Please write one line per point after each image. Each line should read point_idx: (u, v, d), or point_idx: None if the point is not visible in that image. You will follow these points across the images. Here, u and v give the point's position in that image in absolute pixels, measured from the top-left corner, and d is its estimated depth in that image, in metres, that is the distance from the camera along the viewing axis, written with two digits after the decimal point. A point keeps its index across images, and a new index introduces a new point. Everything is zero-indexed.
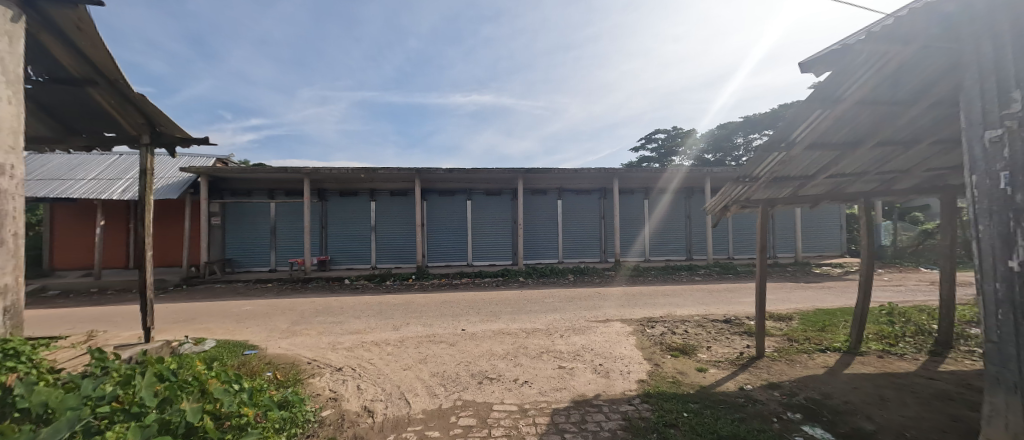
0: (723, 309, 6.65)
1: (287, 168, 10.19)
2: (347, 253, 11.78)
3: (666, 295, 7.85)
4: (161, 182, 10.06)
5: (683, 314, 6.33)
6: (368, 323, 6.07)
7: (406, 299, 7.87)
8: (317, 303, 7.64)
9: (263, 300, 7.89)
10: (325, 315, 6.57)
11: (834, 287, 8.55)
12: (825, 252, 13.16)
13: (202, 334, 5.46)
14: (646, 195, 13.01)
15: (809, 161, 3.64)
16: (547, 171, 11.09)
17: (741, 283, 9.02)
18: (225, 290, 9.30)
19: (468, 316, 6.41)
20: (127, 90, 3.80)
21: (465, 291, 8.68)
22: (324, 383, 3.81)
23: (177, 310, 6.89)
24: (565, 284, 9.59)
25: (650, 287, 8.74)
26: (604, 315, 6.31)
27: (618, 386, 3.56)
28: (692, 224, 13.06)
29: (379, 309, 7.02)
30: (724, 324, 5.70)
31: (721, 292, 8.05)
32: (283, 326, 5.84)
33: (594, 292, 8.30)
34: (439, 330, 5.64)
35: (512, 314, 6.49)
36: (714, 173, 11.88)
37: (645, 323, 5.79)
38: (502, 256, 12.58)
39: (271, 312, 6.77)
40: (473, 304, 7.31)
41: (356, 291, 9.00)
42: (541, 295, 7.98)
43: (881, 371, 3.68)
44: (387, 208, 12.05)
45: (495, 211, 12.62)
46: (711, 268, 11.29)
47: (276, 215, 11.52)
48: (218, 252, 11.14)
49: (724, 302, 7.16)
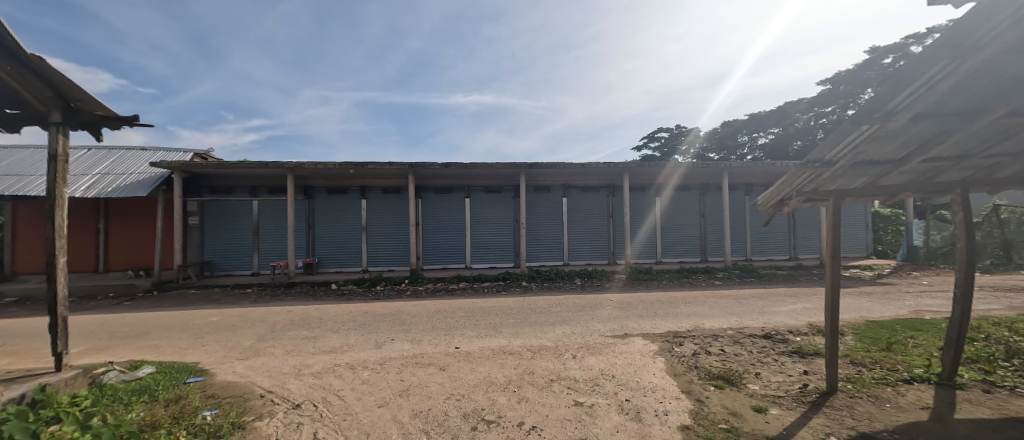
0: (758, 321, 5.77)
1: (268, 163, 9.32)
2: (336, 255, 10.92)
3: (687, 302, 6.97)
4: (131, 179, 9.20)
5: (713, 327, 5.46)
6: (346, 338, 5.21)
7: (395, 308, 7.01)
8: (295, 312, 6.79)
9: (235, 310, 7.02)
10: (300, 328, 5.72)
11: (876, 293, 7.65)
12: (850, 253, 12.27)
13: (147, 354, 4.59)
14: (657, 192, 12.12)
15: (905, 138, 2.76)
16: (552, 166, 10.20)
17: (768, 289, 8.13)
18: (198, 296, 8.45)
19: (464, 329, 5.54)
20: (24, 52, 2.95)
21: (462, 298, 7.82)
22: (272, 428, 2.93)
23: (132, 323, 6.04)
24: (573, 289, 8.71)
25: (668, 294, 7.85)
26: (621, 329, 5.44)
27: (656, 437, 2.69)
28: (706, 223, 12.18)
29: (363, 320, 6.15)
30: (766, 341, 4.82)
31: (748, 300, 7.16)
32: (245, 343, 4.97)
33: (605, 299, 7.42)
34: (428, 349, 4.76)
35: (514, 327, 5.62)
36: (732, 168, 10.98)
37: (672, 340, 4.92)
38: (503, 258, 11.72)
39: (239, 325, 5.90)
40: (469, 314, 6.44)
41: (342, 298, 8.15)
42: (547, 303, 7.11)
43: (1004, 415, 2.78)
44: (379, 206, 11.18)
45: (495, 210, 11.76)
46: (730, 271, 10.40)
47: (258, 213, 10.69)
48: (195, 254, 10.30)
49: (756, 311, 6.28)
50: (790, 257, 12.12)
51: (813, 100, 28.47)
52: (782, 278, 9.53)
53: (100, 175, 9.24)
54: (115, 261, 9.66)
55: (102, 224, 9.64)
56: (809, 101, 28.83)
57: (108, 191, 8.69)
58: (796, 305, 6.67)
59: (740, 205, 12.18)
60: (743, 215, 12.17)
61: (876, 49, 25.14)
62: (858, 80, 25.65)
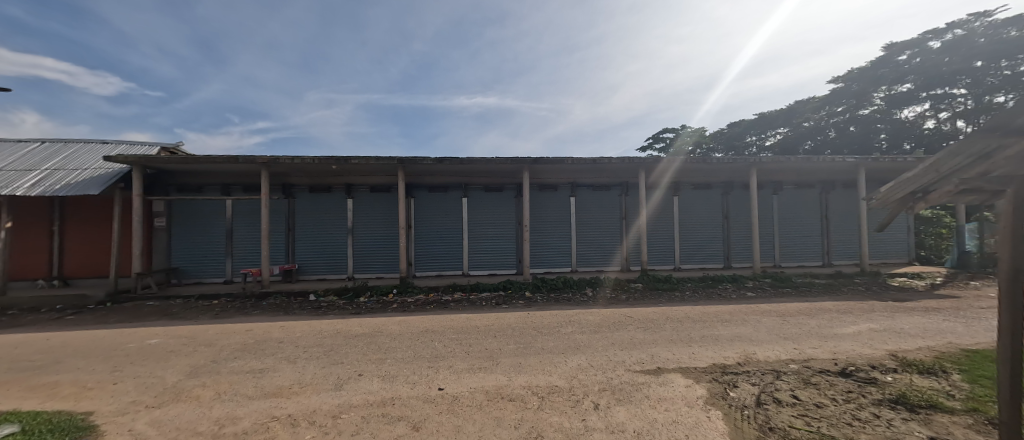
0: (823, 348, 4.57)
1: (238, 157, 8.21)
2: (318, 261, 9.84)
3: (724, 321, 5.78)
4: (85, 175, 8.14)
5: (769, 358, 4.29)
6: (299, 373, 4.08)
7: (373, 327, 5.87)
8: (255, 332, 5.67)
9: (184, 328, 5.91)
10: (250, 356, 4.61)
11: (945, 309, 6.45)
12: (890, 259, 11.13)
13: (32, 399, 3.49)
14: (675, 190, 10.91)
15: None
16: (559, 161, 9.05)
17: (813, 303, 6.93)
18: (154, 309, 7.36)
19: (453, 358, 4.41)
20: None
21: (454, 314, 6.69)
22: None
23: (48, 348, 4.93)
24: (583, 302, 7.55)
25: (696, 309, 6.67)
26: (651, 361, 4.27)
27: None
28: (729, 226, 11.00)
29: (330, 344, 5.03)
30: (848, 384, 3.65)
31: (796, 317, 6.01)
32: (170, 381, 3.86)
33: (623, 316, 6.25)
34: (401, 391, 3.61)
35: (516, 355, 4.48)
36: (761, 164, 9.75)
37: (723, 381, 3.75)
38: (504, 264, 10.58)
39: (176, 351, 4.80)
40: (461, 337, 5.28)
41: (318, 312, 7.03)
42: (554, 322, 5.94)
43: None
44: (367, 206, 10.10)
45: (496, 211, 10.64)
46: (761, 281, 9.20)
47: (233, 214, 9.64)
48: (161, 259, 9.25)
49: (814, 334, 5.10)
50: (823, 263, 10.92)
51: (827, 98, 27.26)
52: (822, 289, 8.33)
53: (50, 170, 8.19)
54: (71, 267, 8.61)
55: (57, 226, 8.61)
56: (823, 99, 27.61)
57: (56, 189, 7.63)
58: (859, 327, 5.47)
59: (767, 205, 10.97)
60: (770, 217, 10.95)
61: (894, 44, 23.93)
62: (874, 77, 24.53)
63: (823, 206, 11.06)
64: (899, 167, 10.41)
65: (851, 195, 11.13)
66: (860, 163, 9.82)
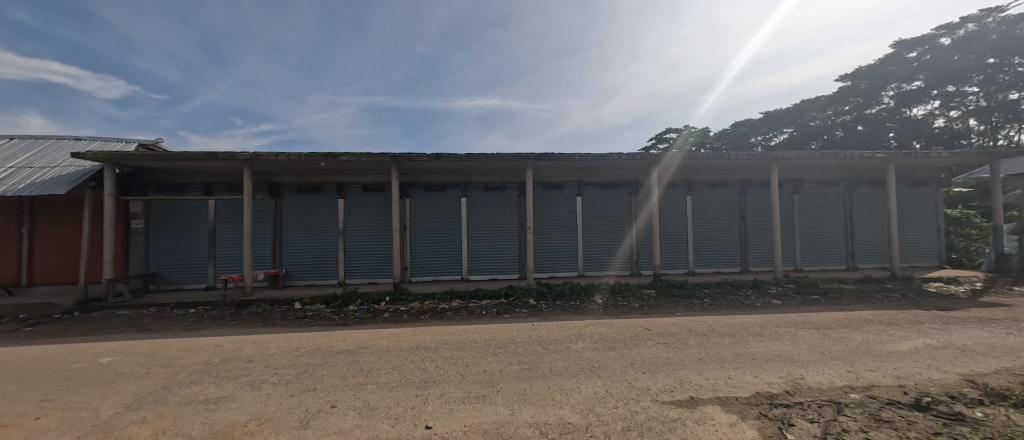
0: (883, 372, 3.87)
1: (218, 153, 7.56)
2: (306, 265, 9.21)
3: (756, 336, 5.08)
4: (53, 174, 7.53)
5: (823, 384, 3.59)
6: (260, 404, 3.40)
7: (358, 342, 5.20)
8: (224, 348, 5.01)
9: (145, 343, 5.25)
10: (208, 380, 3.94)
11: (1003, 321, 5.72)
12: (919, 263, 10.42)
13: None
14: (689, 188, 10.23)
15: None
16: (565, 157, 8.36)
17: (850, 313, 6.23)
18: (123, 320, 6.71)
19: (447, 384, 3.74)
20: None
21: (450, 326, 6.00)
22: None
23: None
24: (592, 312, 6.86)
25: (720, 320, 5.98)
26: (682, 387, 3.58)
27: None
28: (746, 227, 10.30)
29: (305, 364, 4.35)
30: (930, 422, 2.94)
31: (837, 331, 5.31)
32: (103, 416, 3.20)
33: (639, 329, 5.57)
34: (379, 431, 2.92)
35: (521, 380, 3.80)
36: (783, 160, 9.01)
37: (774, 417, 3.04)
38: (506, 268, 9.90)
39: (125, 374, 4.13)
40: (457, 354, 4.62)
41: (300, 323, 6.37)
42: (563, 336, 5.25)
43: None
44: (359, 206, 9.45)
45: (497, 211, 9.97)
46: (785, 286, 8.50)
47: (216, 216, 9.03)
48: (138, 264, 8.63)
49: (866, 353, 4.41)
50: (847, 266, 10.21)
51: (834, 96, 26.45)
52: (853, 296, 7.61)
53: (15, 168, 7.58)
54: (40, 273, 8.00)
55: (25, 228, 8.00)
56: (829, 97, 26.78)
57: (19, 188, 7.01)
58: (914, 343, 4.76)
59: (787, 205, 10.25)
60: (790, 218, 10.24)
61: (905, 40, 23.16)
62: (884, 74, 23.79)
63: (847, 207, 10.33)
64: (928, 163, 9.69)
65: (877, 194, 10.40)
66: (890, 159, 9.09)
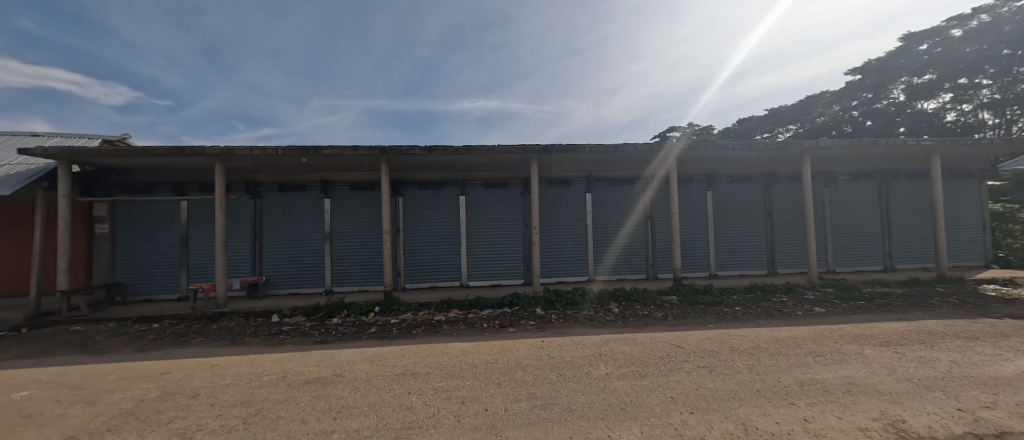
0: (1006, 410, 2.94)
1: (184, 148, 6.70)
2: (290, 272, 8.36)
3: (815, 356, 4.16)
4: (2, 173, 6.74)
5: (940, 433, 2.65)
6: None
7: (334, 367, 4.32)
8: (170, 377, 4.13)
9: (78, 371, 4.37)
10: (127, 428, 3.04)
11: None
12: (963, 262, 9.49)
13: None
14: (709, 183, 9.34)
15: None
16: (573, 149, 7.46)
17: (914, 325, 5.30)
18: (73, 338, 5.84)
19: (436, 433, 2.83)
20: None
21: (445, 344, 5.11)
22: None
23: None
24: (609, 324, 5.95)
25: (762, 335, 5.07)
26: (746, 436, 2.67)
27: None
28: (772, 225, 9.40)
29: (260, 402, 3.47)
30: None
31: (912, 349, 4.38)
32: None
33: (670, 347, 4.67)
34: None
35: (531, 426, 2.89)
36: (816, 150, 8.05)
37: None
38: (511, 273, 9.02)
39: (29, 418, 3.24)
40: (451, 385, 3.74)
41: (272, 342, 5.49)
42: (580, 358, 4.35)
43: None
44: (347, 207, 8.61)
45: (499, 210, 9.10)
46: (822, 291, 7.58)
47: (189, 219, 8.20)
48: (103, 273, 7.80)
49: (968, 381, 3.48)
50: (885, 267, 9.28)
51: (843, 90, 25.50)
52: (905, 302, 6.66)
53: None
54: None
55: None
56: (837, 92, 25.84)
57: None
58: (1018, 365, 3.83)
59: (817, 201, 9.34)
60: (821, 214, 9.34)
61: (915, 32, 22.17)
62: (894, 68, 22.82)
63: (883, 202, 9.42)
64: (973, 152, 8.73)
65: (915, 186, 9.49)
66: (936, 148, 8.13)
